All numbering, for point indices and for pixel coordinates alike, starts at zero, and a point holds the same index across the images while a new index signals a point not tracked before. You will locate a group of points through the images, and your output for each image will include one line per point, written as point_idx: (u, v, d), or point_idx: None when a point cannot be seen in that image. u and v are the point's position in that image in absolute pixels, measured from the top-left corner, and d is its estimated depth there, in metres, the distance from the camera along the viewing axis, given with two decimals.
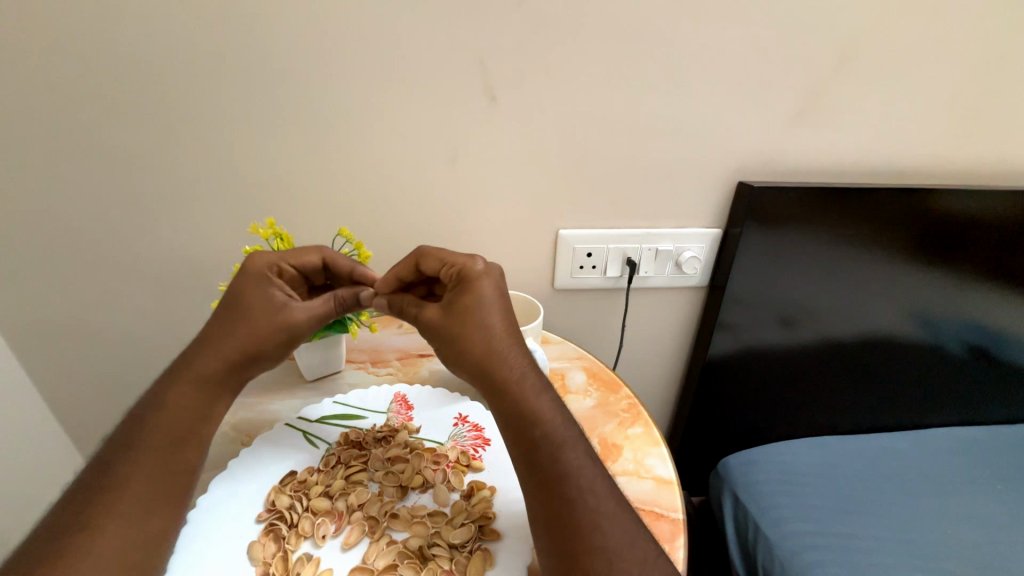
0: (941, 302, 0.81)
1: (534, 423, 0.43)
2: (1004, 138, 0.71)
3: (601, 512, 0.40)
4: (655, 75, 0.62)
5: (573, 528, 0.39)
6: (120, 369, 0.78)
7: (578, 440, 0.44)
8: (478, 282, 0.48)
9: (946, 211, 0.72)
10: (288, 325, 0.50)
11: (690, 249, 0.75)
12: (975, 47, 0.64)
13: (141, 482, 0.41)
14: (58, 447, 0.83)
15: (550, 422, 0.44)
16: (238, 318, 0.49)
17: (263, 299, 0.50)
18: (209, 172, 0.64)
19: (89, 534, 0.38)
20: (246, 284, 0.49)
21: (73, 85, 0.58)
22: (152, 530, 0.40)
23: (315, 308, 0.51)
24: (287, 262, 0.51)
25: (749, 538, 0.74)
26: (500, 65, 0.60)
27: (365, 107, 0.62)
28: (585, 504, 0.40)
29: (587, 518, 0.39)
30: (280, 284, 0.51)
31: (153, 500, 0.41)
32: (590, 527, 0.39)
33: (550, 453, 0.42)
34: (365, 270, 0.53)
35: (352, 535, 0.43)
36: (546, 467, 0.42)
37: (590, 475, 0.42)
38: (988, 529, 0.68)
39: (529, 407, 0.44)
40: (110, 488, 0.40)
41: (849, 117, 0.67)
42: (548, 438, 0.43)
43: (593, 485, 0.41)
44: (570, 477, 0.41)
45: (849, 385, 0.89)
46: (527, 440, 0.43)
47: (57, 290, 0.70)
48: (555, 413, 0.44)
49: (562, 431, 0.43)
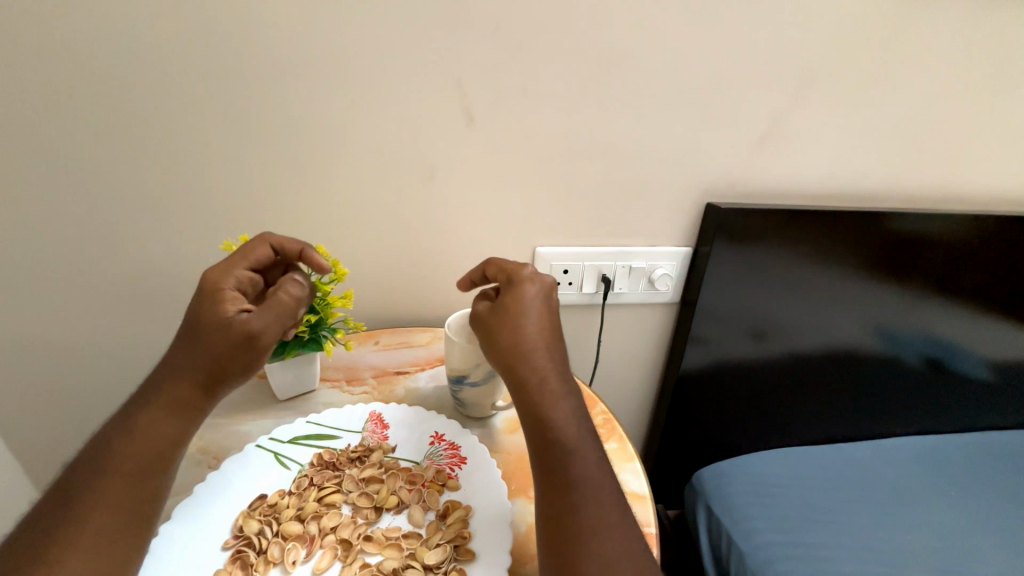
0: (896, 316, 0.86)
1: (551, 425, 0.44)
2: (946, 165, 0.77)
3: (603, 520, 0.40)
4: (626, 100, 0.65)
5: (573, 532, 0.39)
6: (80, 391, 0.74)
7: (591, 447, 0.44)
8: (525, 284, 0.49)
9: (897, 231, 0.77)
10: (246, 338, 0.46)
11: (662, 266, 0.77)
12: (916, 83, 0.70)
13: (106, 511, 0.39)
14: (7, 477, 0.77)
15: (566, 426, 0.44)
16: (197, 341, 0.46)
17: (215, 316, 0.46)
18: (181, 186, 0.63)
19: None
20: (200, 304, 0.47)
21: (37, 97, 0.56)
22: (114, 560, 0.38)
23: (270, 311, 0.47)
24: (241, 266, 0.50)
25: (723, 550, 0.76)
26: (477, 87, 0.62)
27: (344, 126, 0.62)
28: (587, 509, 0.40)
29: (588, 523, 0.40)
30: (232, 295, 0.48)
31: (120, 533, 0.39)
32: (590, 532, 0.39)
33: (562, 456, 0.43)
34: (312, 252, 0.53)
35: (324, 560, 0.42)
36: (555, 468, 0.42)
37: (597, 482, 0.42)
38: (942, 536, 0.71)
39: (550, 409, 0.44)
40: (75, 522, 0.38)
41: (807, 143, 0.72)
42: (561, 441, 0.43)
43: (599, 493, 0.41)
44: (578, 481, 0.42)
45: (816, 397, 0.93)
46: (544, 441, 0.44)
47: (9, 306, 0.67)
48: (573, 419, 0.45)
49: (578, 437, 0.44)
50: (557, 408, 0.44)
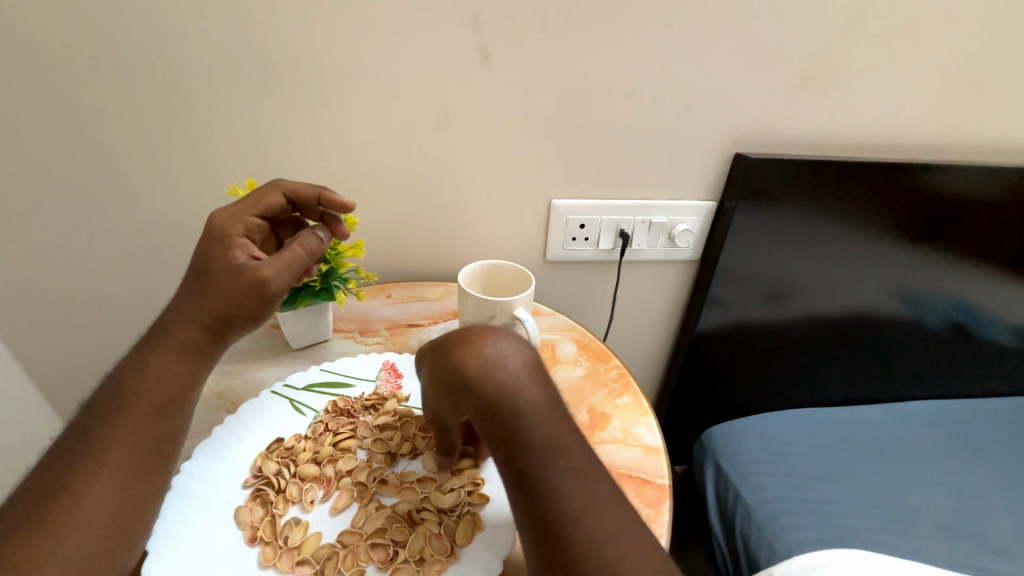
0: (925, 279, 0.82)
1: (493, 413, 0.35)
2: (1000, 116, 0.71)
3: (566, 513, 0.32)
4: (654, 38, 0.60)
5: (538, 534, 0.32)
6: (103, 337, 0.76)
7: (545, 430, 0.34)
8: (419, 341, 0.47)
9: (937, 187, 0.72)
10: (255, 285, 0.45)
11: (683, 222, 0.74)
12: (979, 20, 0.63)
13: (125, 448, 0.40)
14: (41, 416, 0.81)
15: (506, 413, 0.35)
16: (207, 285, 0.45)
17: (224, 263, 0.46)
18: (185, 131, 0.61)
19: (71, 508, 0.37)
20: (208, 249, 0.46)
21: (30, 31, 0.54)
22: (138, 493, 0.39)
23: (278, 259, 0.46)
24: (249, 213, 0.48)
25: (729, 504, 0.77)
26: (494, 22, 0.57)
27: (351, 65, 0.58)
28: (546, 506, 0.32)
29: (551, 520, 0.32)
30: (240, 242, 0.47)
31: (138, 470, 0.40)
32: (553, 533, 0.32)
33: (510, 448, 0.34)
34: (330, 194, 0.51)
35: (341, 501, 0.43)
36: (505, 463, 0.34)
37: (556, 468, 0.33)
38: (955, 496, 0.71)
39: (486, 395, 0.35)
40: (94, 458, 0.39)
41: (849, 89, 0.66)
42: (504, 432, 0.34)
43: (557, 485, 0.33)
44: (533, 475, 0.33)
45: (832, 359, 0.91)
46: (489, 434, 0.35)
47: (25, 252, 0.67)
48: (513, 398, 0.35)
49: (523, 422, 0.34)
50: (494, 392, 0.35)
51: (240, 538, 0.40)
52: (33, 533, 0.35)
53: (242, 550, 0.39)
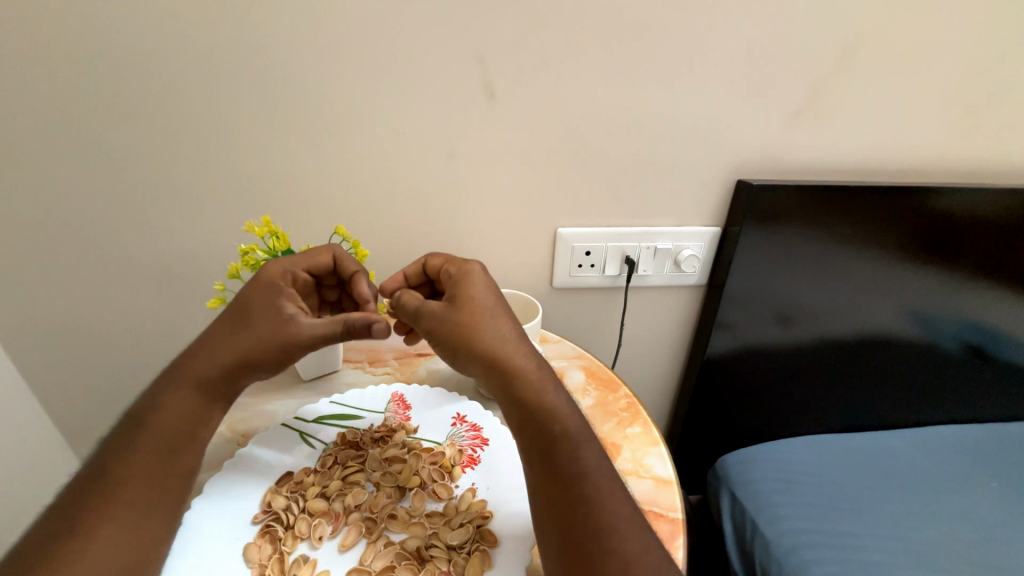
0: (938, 300, 0.81)
1: (554, 420, 0.42)
2: (1001, 138, 0.71)
3: (618, 513, 0.39)
4: (653, 72, 0.62)
5: (588, 530, 0.38)
6: (116, 369, 0.77)
7: (594, 441, 0.42)
8: (473, 265, 0.50)
9: (943, 210, 0.72)
10: (289, 342, 0.48)
11: (688, 248, 0.74)
12: (971, 48, 0.64)
13: (135, 486, 0.41)
14: (51, 448, 0.81)
15: (569, 418, 0.42)
16: (242, 326, 0.48)
17: (272, 310, 0.48)
18: (204, 168, 0.63)
19: (81, 549, 0.37)
20: (258, 292, 0.49)
21: (65, 81, 0.57)
22: (149, 530, 0.40)
23: (318, 328, 0.48)
24: (302, 268, 0.51)
25: (747, 536, 0.74)
26: (499, 62, 0.60)
27: (362, 105, 0.61)
28: (605, 507, 0.39)
29: (605, 518, 0.38)
30: (290, 295, 0.49)
31: (150, 509, 0.40)
32: (610, 530, 0.38)
33: (570, 452, 0.41)
34: (361, 278, 0.52)
35: (350, 537, 0.43)
36: (565, 465, 0.40)
37: (603, 473, 0.41)
38: (985, 528, 0.68)
39: (551, 404, 0.42)
40: (108, 498, 0.39)
41: (847, 117, 0.67)
42: (567, 436, 0.41)
43: (610, 490, 0.40)
44: (589, 478, 0.40)
45: (847, 383, 0.89)
46: (546, 437, 0.41)
47: (46, 287, 0.69)
48: (573, 412, 0.43)
49: (583, 434, 0.42)
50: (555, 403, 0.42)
51: None
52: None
53: None
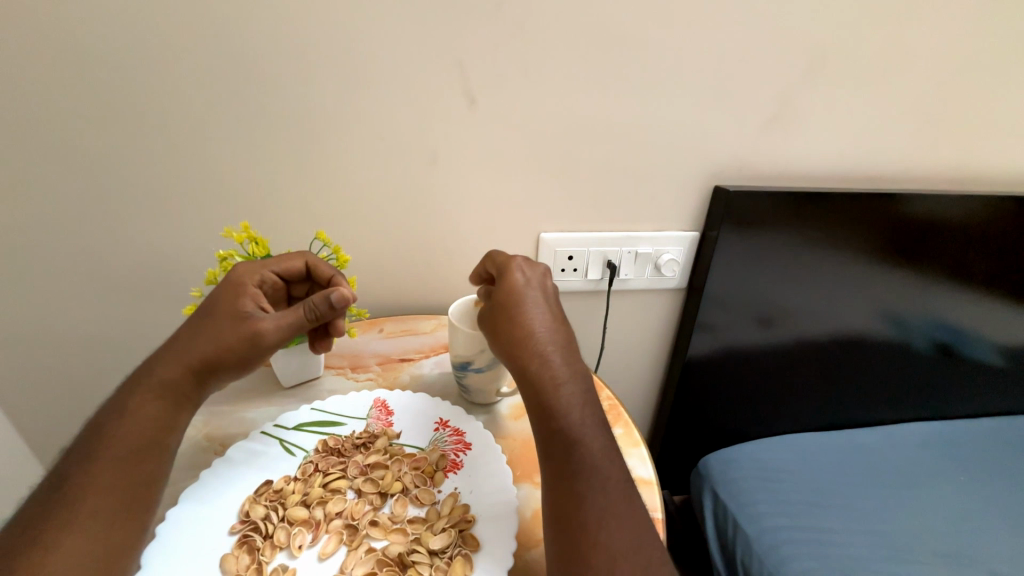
0: (908, 301, 0.84)
1: (557, 416, 0.44)
2: (962, 147, 0.75)
3: (607, 510, 0.40)
4: (632, 81, 0.64)
5: (578, 521, 0.39)
6: (87, 378, 0.75)
7: (597, 435, 0.44)
8: (513, 273, 0.50)
9: (911, 214, 0.75)
10: (254, 336, 0.48)
11: (669, 252, 0.76)
12: (932, 61, 0.67)
13: (99, 494, 0.40)
14: (17, 461, 0.79)
15: (572, 415, 0.44)
16: (204, 325, 0.48)
17: (234, 307, 0.49)
18: (181, 173, 0.62)
19: (38, 559, 0.36)
20: (222, 293, 0.49)
21: (34, 83, 0.56)
22: (114, 539, 0.39)
23: (281, 320, 0.49)
24: (269, 268, 0.52)
25: (728, 534, 0.76)
26: (480, 69, 0.61)
27: (344, 110, 0.61)
28: (593, 502, 0.40)
29: (593, 513, 0.40)
30: (255, 294, 0.50)
31: (114, 517, 0.40)
32: (598, 524, 0.39)
33: (567, 445, 0.43)
34: (341, 280, 0.54)
35: (330, 545, 0.43)
36: (562, 458, 0.42)
37: (608, 471, 0.42)
38: (954, 520, 0.70)
39: (557, 400, 0.44)
40: (68, 506, 0.39)
41: (818, 125, 0.70)
42: (568, 431, 0.43)
43: (602, 486, 0.41)
44: (582, 470, 0.42)
45: (824, 382, 0.92)
46: (551, 430, 0.44)
47: (14, 295, 0.67)
48: (581, 408, 0.44)
49: (585, 429, 0.43)
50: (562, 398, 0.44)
51: None
52: None
53: None
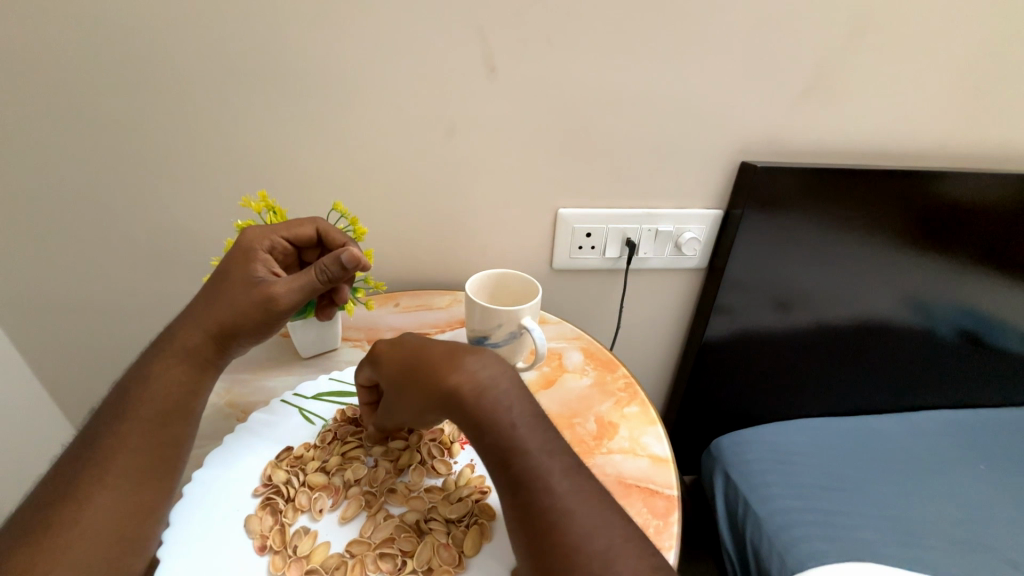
0: (936, 286, 0.81)
1: (484, 428, 0.38)
2: (1007, 123, 0.71)
3: (561, 508, 0.35)
4: (659, 50, 0.61)
5: (536, 528, 0.35)
6: (114, 344, 0.77)
7: (533, 433, 0.38)
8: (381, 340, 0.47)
9: (946, 194, 0.71)
10: (267, 300, 0.48)
11: (690, 230, 0.74)
12: (982, 31, 0.63)
13: (127, 454, 0.41)
14: (51, 421, 0.82)
15: (499, 425, 0.38)
16: (219, 292, 0.49)
17: (246, 274, 0.49)
18: (199, 142, 0.62)
19: (75, 515, 0.37)
20: (233, 260, 0.50)
21: (51, 48, 0.55)
22: (142, 495, 0.40)
23: (293, 282, 0.48)
24: (279, 234, 0.52)
25: (739, 514, 0.76)
26: (501, 36, 0.58)
27: (360, 79, 0.60)
28: (545, 504, 0.35)
29: (547, 514, 0.35)
30: (266, 260, 0.50)
31: (142, 476, 0.41)
32: (554, 525, 0.34)
33: (503, 454, 0.37)
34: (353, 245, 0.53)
35: (350, 510, 0.44)
36: (501, 469, 0.37)
37: (552, 478, 0.36)
38: (971, 508, 0.69)
39: (478, 413, 0.38)
40: (98, 465, 0.40)
41: (853, 99, 0.66)
42: (499, 443, 0.37)
43: (551, 483, 0.36)
44: (525, 477, 0.36)
45: (843, 367, 0.90)
46: (482, 446, 0.38)
47: (40, 262, 0.68)
48: (506, 411, 0.38)
49: (517, 431, 0.38)
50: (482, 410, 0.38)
51: (250, 547, 0.40)
52: (39, 540, 0.36)
53: (251, 559, 0.39)
